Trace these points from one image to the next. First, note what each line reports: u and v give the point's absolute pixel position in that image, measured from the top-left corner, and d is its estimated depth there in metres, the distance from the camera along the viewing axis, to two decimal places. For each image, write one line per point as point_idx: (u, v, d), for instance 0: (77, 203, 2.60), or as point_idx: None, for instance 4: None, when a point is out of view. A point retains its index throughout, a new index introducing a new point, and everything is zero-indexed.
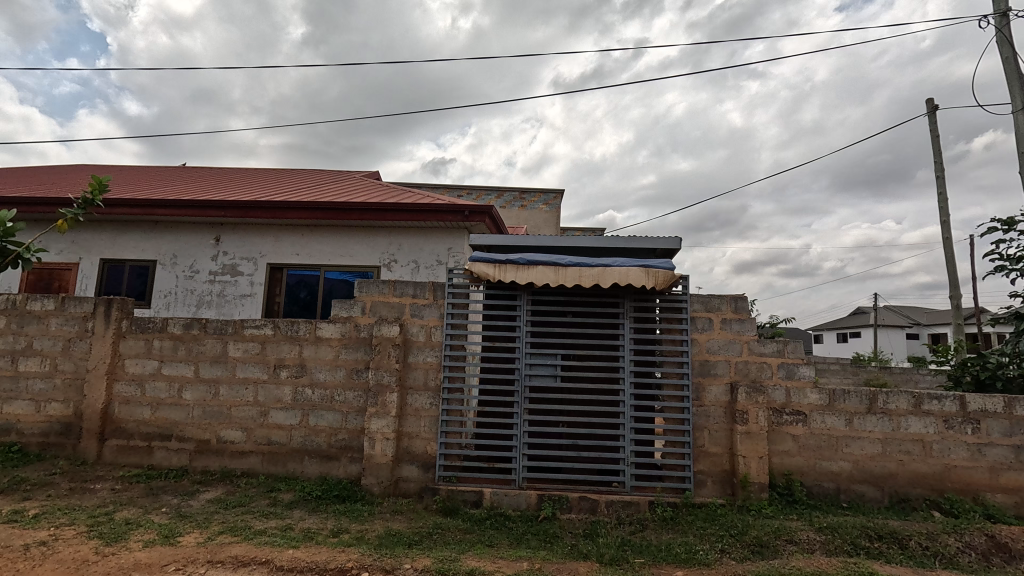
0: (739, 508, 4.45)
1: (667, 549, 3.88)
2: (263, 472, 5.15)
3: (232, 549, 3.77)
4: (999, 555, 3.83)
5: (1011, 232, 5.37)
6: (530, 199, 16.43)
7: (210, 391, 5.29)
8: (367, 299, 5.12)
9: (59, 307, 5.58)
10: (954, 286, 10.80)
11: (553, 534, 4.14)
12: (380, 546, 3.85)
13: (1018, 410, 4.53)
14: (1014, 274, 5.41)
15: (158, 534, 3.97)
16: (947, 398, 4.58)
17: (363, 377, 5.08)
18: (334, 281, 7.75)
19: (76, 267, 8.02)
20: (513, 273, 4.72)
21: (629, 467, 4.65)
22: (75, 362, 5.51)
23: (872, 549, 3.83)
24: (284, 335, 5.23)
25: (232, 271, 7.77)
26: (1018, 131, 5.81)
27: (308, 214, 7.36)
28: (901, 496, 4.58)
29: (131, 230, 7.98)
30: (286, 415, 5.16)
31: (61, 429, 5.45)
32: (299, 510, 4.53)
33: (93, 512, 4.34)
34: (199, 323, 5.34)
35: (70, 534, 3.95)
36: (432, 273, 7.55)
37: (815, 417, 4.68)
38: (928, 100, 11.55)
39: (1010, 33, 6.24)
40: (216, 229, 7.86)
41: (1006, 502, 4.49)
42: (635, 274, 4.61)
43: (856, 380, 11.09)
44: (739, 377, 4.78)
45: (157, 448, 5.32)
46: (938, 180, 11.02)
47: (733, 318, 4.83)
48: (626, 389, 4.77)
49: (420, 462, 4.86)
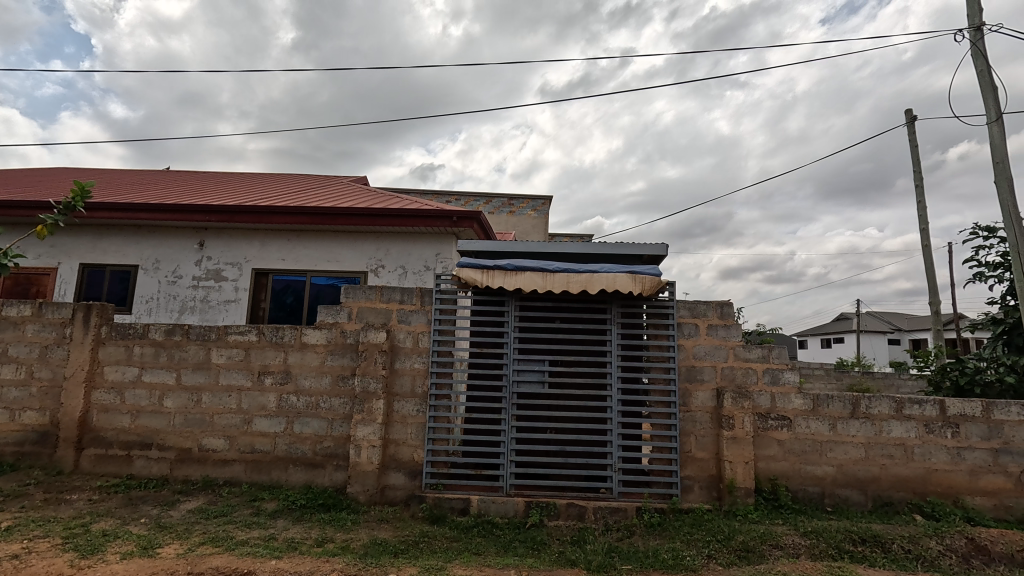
0: (726, 514, 4.48)
1: (654, 555, 3.88)
2: (246, 481, 5.07)
3: (213, 560, 3.69)
4: (979, 557, 3.89)
5: (990, 239, 5.60)
6: (519, 205, 16.49)
7: (192, 399, 5.20)
8: (354, 305, 5.08)
9: (36, 313, 5.44)
10: (933, 291, 11.02)
11: (541, 541, 4.12)
12: (365, 556, 3.79)
13: (996, 414, 4.61)
14: (991, 280, 5.57)
15: (135, 546, 3.87)
16: (927, 403, 4.65)
17: (349, 384, 5.03)
18: (321, 287, 7.67)
19: (55, 272, 7.86)
20: (501, 279, 4.70)
21: (617, 473, 4.65)
22: (52, 369, 5.38)
23: (856, 553, 3.86)
24: (268, 342, 5.16)
25: (216, 276, 7.66)
26: (993, 143, 5.83)
27: (293, 218, 7.29)
28: (884, 500, 4.64)
29: (112, 234, 7.84)
30: (270, 423, 5.08)
31: (37, 438, 5.31)
32: (283, 520, 4.46)
33: (69, 523, 4.23)
34: (181, 329, 5.25)
35: (43, 546, 3.83)
36: (420, 278, 7.52)
37: (800, 422, 4.73)
38: (907, 110, 11.69)
39: (984, 45, 6.05)
40: (200, 233, 7.76)
41: (985, 505, 4.56)
42: (623, 280, 4.62)
43: (839, 385, 11.27)
44: (725, 383, 4.81)
45: (136, 457, 5.21)
46: (917, 189, 11.21)
47: (719, 323, 4.87)
48: (613, 395, 4.77)
49: (406, 469, 4.81)
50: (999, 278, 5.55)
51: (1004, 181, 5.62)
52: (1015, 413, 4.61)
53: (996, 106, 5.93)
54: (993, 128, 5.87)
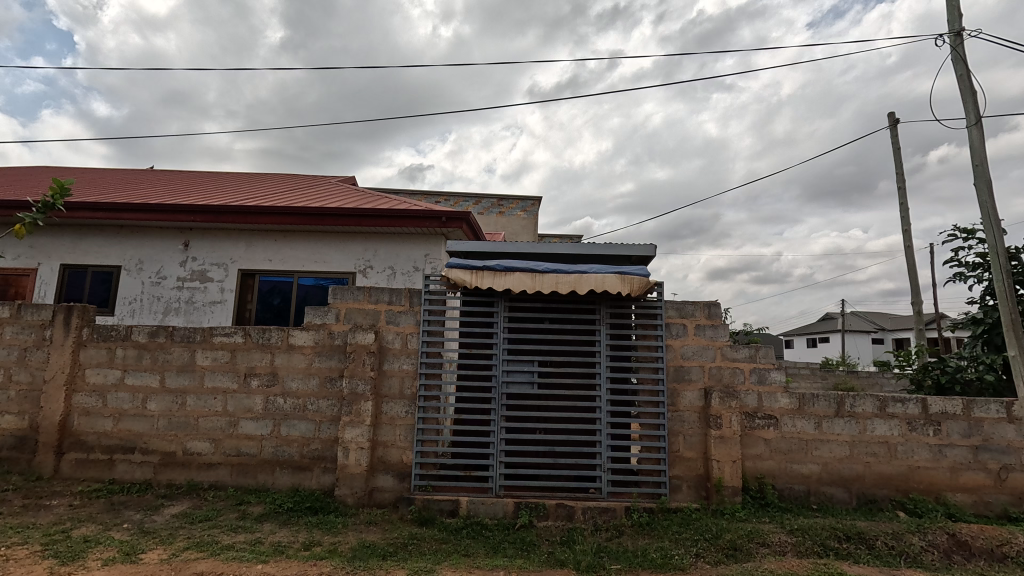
0: (714, 512, 4.52)
1: (643, 555, 3.89)
2: (232, 485, 5.00)
3: (197, 566, 3.64)
4: (960, 553, 3.96)
5: (969, 240, 5.70)
6: (507, 207, 16.49)
7: (176, 402, 5.12)
8: (342, 306, 5.04)
9: (14, 315, 5.33)
10: (916, 291, 11.21)
11: (530, 542, 4.11)
12: (354, 559, 3.76)
13: (976, 412, 4.70)
14: (971, 281, 5.69)
15: (118, 551, 3.80)
16: (910, 401, 4.72)
17: (336, 385, 4.99)
18: (308, 288, 7.59)
19: (34, 273, 7.71)
20: (490, 279, 4.69)
21: (606, 473, 4.66)
22: (31, 372, 5.27)
23: (841, 550, 3.91)
24: (255, 343, 5.10)
25: (201, 277, 7.56)
26: (974, 146, 5.92)
27: (280, 218, 7.23)
28: (867, 497, 4.70)
29: (94, 235, 7.71)
30: (257, 425, 5.02)
31: (14, 443, 5.19)
32: (269, 524, 4.41)
33: (49, 529, 4.14)
34: (165, 330, 5.17)
35: (23, 553, 3.75)
36: (409, 279, 7.48)
37: (787, 421, 4.78)
38: (890, 113, 11.84)
39: (965, 50, 6.10)
40: (184, 234, 7.66)
41: (966, 501, 4.65)
42: (611, 281, 4.64)
43: (825, 385, 11.42)
44: (713, 382, 4.85)
45: (118, 461, 5.12)
46: (899, 191, 11.40)
47: (706, 324, 4.91)
48: (603, 395, 4.78)
49: (395, 471, 4.79)
50: (979, 278, 5.66)
51: (984, 183, 5.72)
52: (994, 410, 4.70)
53: (976, 109, 6.00)
54: (973, 132, 5.96)
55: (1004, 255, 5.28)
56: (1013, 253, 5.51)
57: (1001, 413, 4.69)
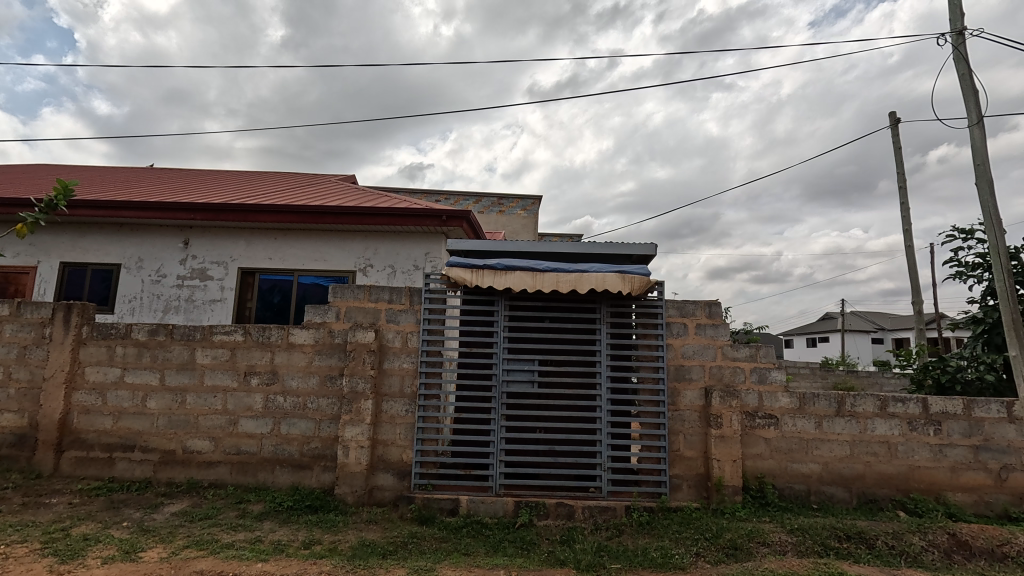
0: (714, 511, 4.52)
1: (644, 554, 3.88)
2: (232, 483, 5.00)
3: (197, 564, 3.63)
4: (960, 553, 3.95)
5: (969, 240, 5.69)
6: (508, 205, 16.50)
7: (176, 400, 5.11)
8: (342, 305, 5.03)
9: (14, 313, 5.32)
10: (916, 291, 11.19)
11: (530, 541, 4.11)
12: (353, 557, 3.76)
13: (976, 411, 4.70)
14: (971, 280, 5.67)
15: (117, 550, 3.80)
16: (911, 400, 4.72)
17: (337, 383, 4.98)
18: (308, 286, 7.58)
19: (34, 271, 7.71)
20: (491, 278, 4.68)
21: (606, 472, 4.66)
22: (30, 370, 5.26)
23: (841, 550, 3.90)
24: (255, 342, 5.09)
25: (201, 275, 7.56)
26: (975, 146, 5.90)
27: (281, 216, 7.22)
28: (867, 497, 4.69)
29: (94, 233, 7.70)
30: (257, 424, 5.02)
31: (14, 440, 5.19)
32: (269, 522, 4.40)
33: (48, 528, 4.14)
34: (166, 328, 5.17)
35: (22, 551, 3.75)
36: (409, 278, 7.48)
37: (787, 420, 4.77)
38: (891, 113, 11.82)
39: (966, 49, 6.08)
40: (184, 232, 7.65)
41: (966, 501, 4.64)
42: (612, 280, 4.63)
43: (824, 384, 11.37)
44: (713, 381, 4.84)
45: (118, 459, 5.12)
46: (900, 191, 11.38)
47: (707, 323, 4.90)
48: (603, 395, 4.77)
49: (395, 470, 4.78)
50: (978, 278, 5.65)
51: (984, 183, 5.71)
52: (994, 410, 4.69)
53: (977, 109, 5.99)
54: (973, 132, 5.94)
55: (1005, 254, 5.27)
56: (1013, 253, 5.50)
57: (1002, 412, 4.69)
